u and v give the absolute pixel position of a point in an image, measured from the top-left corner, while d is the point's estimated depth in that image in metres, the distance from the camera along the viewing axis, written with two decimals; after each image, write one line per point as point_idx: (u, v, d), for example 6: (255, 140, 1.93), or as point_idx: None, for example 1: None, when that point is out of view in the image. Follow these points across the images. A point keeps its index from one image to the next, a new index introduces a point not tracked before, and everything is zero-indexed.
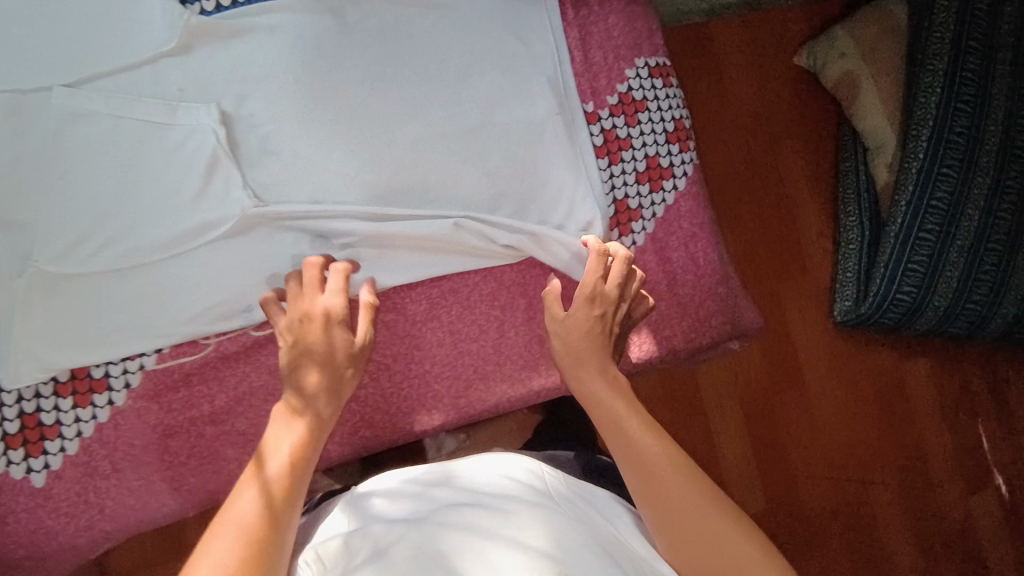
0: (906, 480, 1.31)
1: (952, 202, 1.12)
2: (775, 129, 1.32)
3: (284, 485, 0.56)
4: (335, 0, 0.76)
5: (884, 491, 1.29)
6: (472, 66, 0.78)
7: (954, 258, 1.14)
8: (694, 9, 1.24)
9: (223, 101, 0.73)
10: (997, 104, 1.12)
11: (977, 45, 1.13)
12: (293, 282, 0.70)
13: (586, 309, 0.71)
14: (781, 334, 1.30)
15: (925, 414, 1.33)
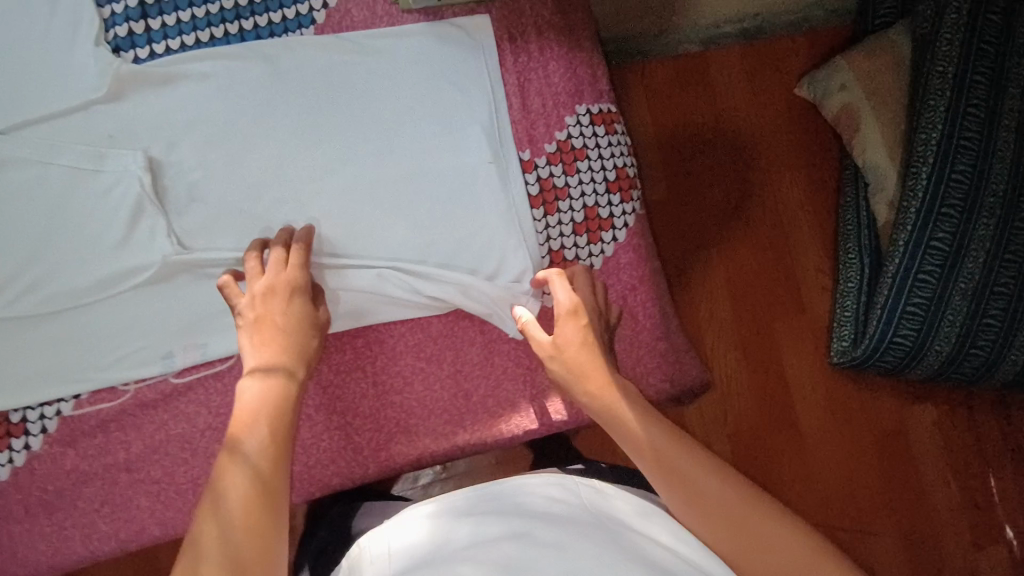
0: (910, 534, 1.18)
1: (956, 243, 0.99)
2: (770, 161, 1.24)
3: (267, 465, 0.54)
4: (270, 47, 0.76)
5: (885, 544, 1.17)
6: (406, 111, 0.77)
7: (958, 302, 1.01)
8: (673, 43, 1.22)
9: (151, 147, 0.72)
10: (1009, 138, 0.98)
11: (985, 74, 0.99)
12: (254, 263, 0.69)
13: (576, 320, 0.67)
14: (773, 376, 1.20)
15: (932, 464, 1.19)
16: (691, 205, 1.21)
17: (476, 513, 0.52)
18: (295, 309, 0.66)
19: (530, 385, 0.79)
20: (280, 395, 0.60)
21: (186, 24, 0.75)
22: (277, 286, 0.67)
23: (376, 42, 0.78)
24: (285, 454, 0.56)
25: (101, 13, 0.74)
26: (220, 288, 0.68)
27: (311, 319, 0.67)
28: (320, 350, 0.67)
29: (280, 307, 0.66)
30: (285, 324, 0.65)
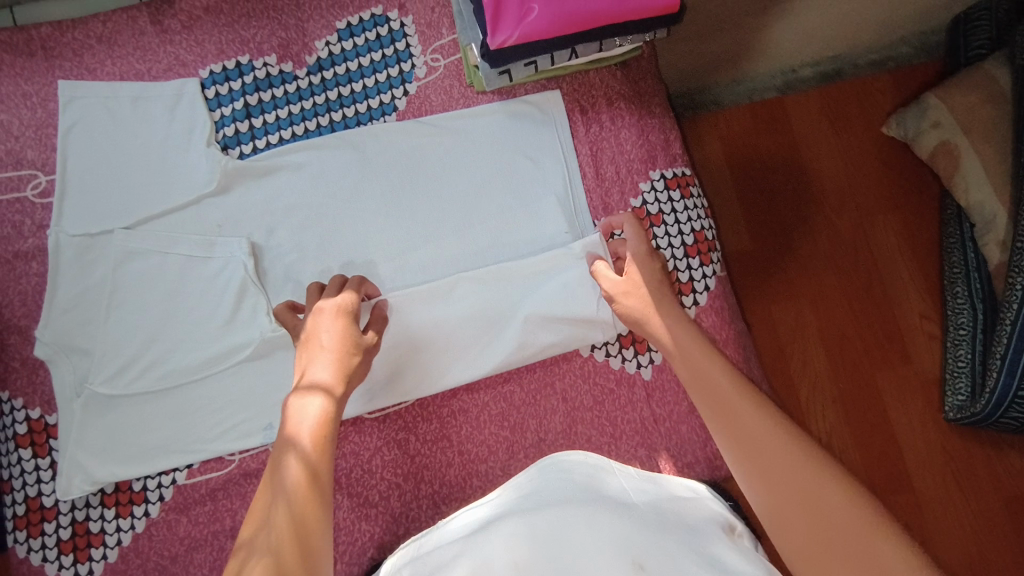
0: None
1: None
2: (863, 203, 1.19)
3: (304, 474, 0.51)
4: (357, 135, 0.82)
5: None
6: (485, 187, 0.81)
7: None
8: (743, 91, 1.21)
9: (255, 234, 0.79)
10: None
11: None
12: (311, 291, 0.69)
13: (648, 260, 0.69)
14: (881, 432, 1.12)
15: None
16: (775, 254, 1.18)
17: (542, 476, 0.60)
18: (338, 332, 0.62)
19: (615, 454, 0.77)
20: (324, 412, 0.56)
21: (283, 120, 0.83)
22: (323, 309, 0.64)
23: (454, 124, 0.83)
24: (325, 474, 0.52)
25: (212, 117, 0.83)
26: (276, 318, 0.69)
27: (354, 339, 0.63)
28: (362, 369, 0.63)
29: (322, 329, 0.62)
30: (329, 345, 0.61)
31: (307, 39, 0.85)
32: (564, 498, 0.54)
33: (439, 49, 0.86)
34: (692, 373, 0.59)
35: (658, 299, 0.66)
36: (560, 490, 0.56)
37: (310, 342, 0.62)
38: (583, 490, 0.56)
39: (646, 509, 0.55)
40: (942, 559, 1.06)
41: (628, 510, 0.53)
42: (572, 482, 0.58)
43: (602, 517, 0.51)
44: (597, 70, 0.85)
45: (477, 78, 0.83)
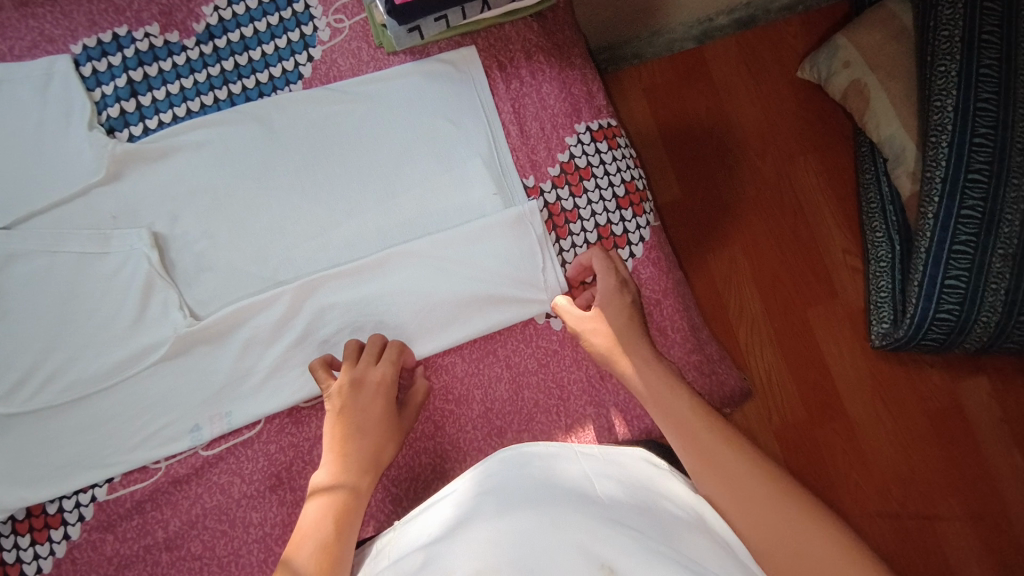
0: (983, 522, 1.10)
1: (985, 209, 0.94)
2: (786, 146, 1.21)
3: None
4: (262, 107, 0.76)
5: (953, 528, 1.09)
6: (405, 154, 0.77)
7: (1000, 268, 0.93)
8: (661, 42, 1.20)
9: (156, 223, 0.73)
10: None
11: (994, 36, 0.95)
12: (349, 353, 0.69)
13: (619, 297, 0.69)
14: (816, 365, 1.15)
15: (993, 440, 1.12)
16: (705, 203, 1.19)
17: (503, 469, 0.57)
18: (377, 413, 0.65)
19: (564, 415, 0.76)
20: (343, 513, 0.57)
21: (175, 96, 0.76)
22: (365, 384, 0.67)
23: (365, 88, 0.78)
24: (341, 566, 0.53)
25: (93, 97, 0.74)
26: (312, 373, 0.69)
27: (392, 425, 0.66)
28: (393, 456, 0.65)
29: (359, 408, 0.65)
30: (365, 428, 0.64)
31: (191, 4, 0.77)
32: (526, 496, 0.52)
33: (342, 9, 0.79)
34: (659, 405, 0.61)
35: (623, 336, 0.66)
36: (523, 486, 0.54)
37: (348, 413, 0.64)
38: (547, 484, 0.54)
39: (606, 500, 0.53)
40: (875, 478, 1.12)
41: (594, 504, 0.52)
42: (531, 477, 0.55)
43: (571, 515, 0.49)
44: (513, 23, 0.81)
45: (386, 38, 0.78)
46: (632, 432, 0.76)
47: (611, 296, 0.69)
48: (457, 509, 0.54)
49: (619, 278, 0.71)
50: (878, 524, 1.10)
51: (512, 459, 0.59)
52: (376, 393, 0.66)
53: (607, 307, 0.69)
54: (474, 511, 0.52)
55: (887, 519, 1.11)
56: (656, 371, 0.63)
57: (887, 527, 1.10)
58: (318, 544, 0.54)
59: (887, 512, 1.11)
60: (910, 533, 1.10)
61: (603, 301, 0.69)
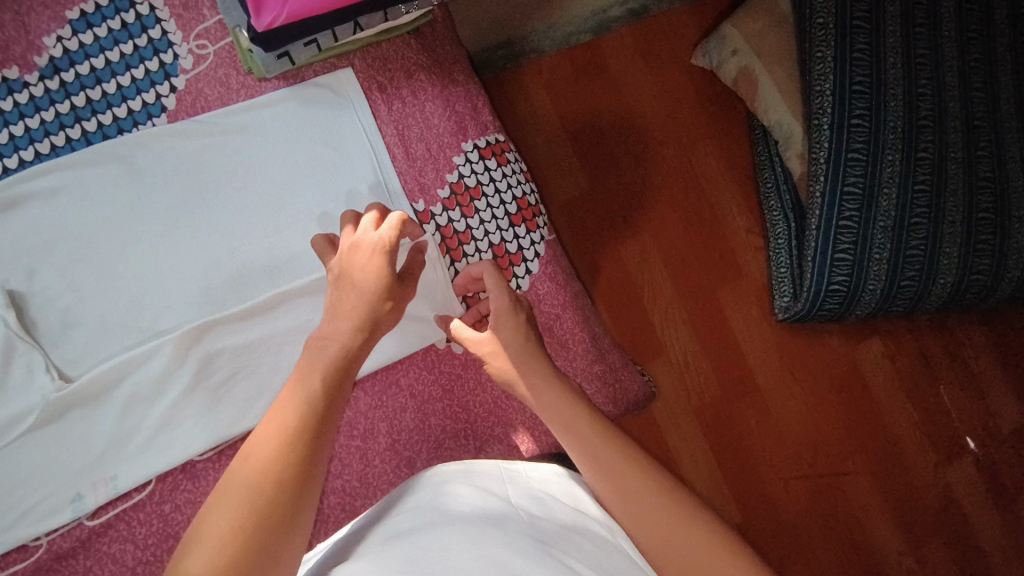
0: (882, 472, 1.19)
1: (866, 186, 1.00)
2: (684, 135, 1.24)
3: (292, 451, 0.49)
4: (122, 146, 0.71)
5: (857, 481, 1.18)
6: (287, 186, 0.74)
7: (881, 239, 1.01)
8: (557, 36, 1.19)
9: (11, 281, 0.67)
10: (897, 75, 1.01)
11: (864, 22, 1.02)
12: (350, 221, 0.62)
13: (512, 318, 0.66)
14: (729, 345, 1.20)
15: (889, 397, 1.21)
16: (612, 196, 1.20)
17: (413, 499, 0.59)
18: (372, 280, 0.57)
19: (472, 439, 0.76)
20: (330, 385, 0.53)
21: (21, 138, 0.69)
22: (363, 246, 0.58)
23: (236, 118, 0.74)
24: (328, 425, 0.52)
25: None
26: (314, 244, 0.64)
27: (390, 289, 0.58)
28: (390, 323, 0.59)
29: (353, 276, 0.58)
30: (360, 292, 0.57)
31: (30, 35, 0.70)
32: (434, 519, 0.53)
33: (205, 34, 0.74)
34: (558, 420, 0.61)
35: (521, 361, 0.64)
36: (436, 506, 0.56)
37: (340, 284, 0.58)
38: (455, 504, 0.56)
39: (513, 514, 0.55)
40: (787, 445, 1.19)
41: (500, 518, 0.53)
42: (437, 502, 0.57)
43: (478, 525, 0.51)
44: (391, 41, 0.78)
45: (254, 63, 0.73)
46: (542, 447, 0.77)
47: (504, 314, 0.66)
48: (366, 539, 0.55)
49: (507, 300, 0.67)
50: (792, 487, 1.17)
51: (424, 488, 0.60)
52: (373, 254, 0.58)
53: (504, 327, 0.66)
54: (383, 537, 0.53)
55: (800, 481, 1.18)
56: (581, 416, 0.61)
57: (800, 489, 1.17)
58: (301, 403, 0.51)
59: (798, 475, 1.18)
60: (821, 492, 1.17)
61: (494, 323, 0.66)
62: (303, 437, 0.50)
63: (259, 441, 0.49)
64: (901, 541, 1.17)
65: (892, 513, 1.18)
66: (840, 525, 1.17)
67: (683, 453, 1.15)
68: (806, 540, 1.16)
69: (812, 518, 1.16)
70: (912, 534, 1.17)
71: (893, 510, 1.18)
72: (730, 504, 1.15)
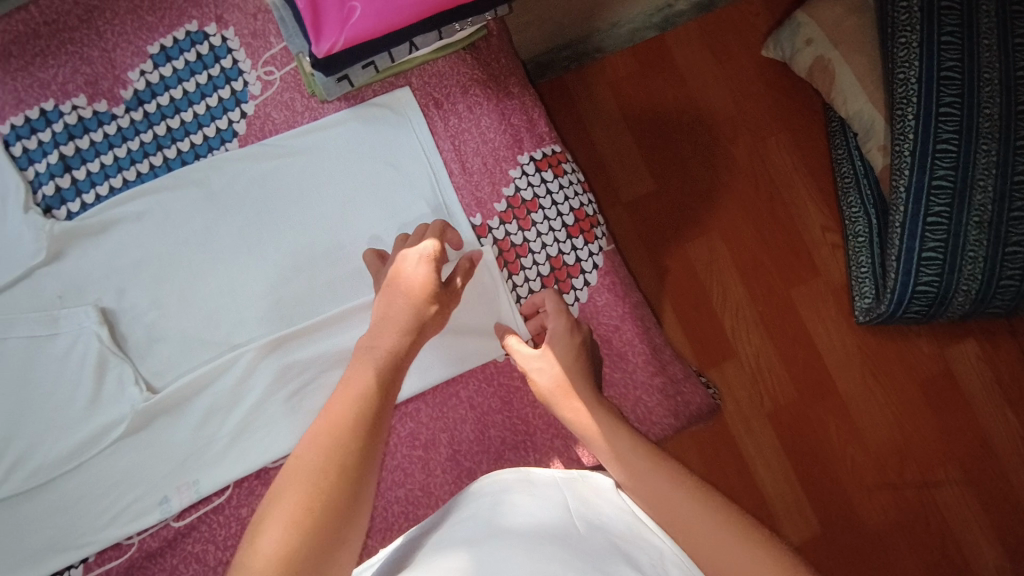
0: (980, 485, 1.10)
1: (959, 178, 0.92)
2: (754, 132, 1.19)
3: (356, 419, 0.52)
4: (199, 170, 0.75)
5: (951, 493, 1.10)
6: (349, 204, 0.76)
7: (976, 236, 0.93)
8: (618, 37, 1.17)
9: (103, 298, 0.72)
10: (991, 58, 0.93)
11: (953, 3, 0.94)
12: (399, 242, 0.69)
13: (566, 338, 0.70)
14: (806, 347, 1.15)
15: (986, 402, 1.12)
16: (678, 197, 1.17)
17: (469, 505, 0.60)
18: (416, 280, 0.62)
19: (532, 451, 0.76)
20: (385, 363, 0.57)
21: (110, 166, 0.75)
22: (407, 256, 0.64)
23: (300, 141, 0.77)
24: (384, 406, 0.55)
25: (26, 176, 0.73)
26: (366, 261, 0.71)
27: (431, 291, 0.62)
28: (434, 324, 0.63)
29: (400, 277, 0.63)
30: (404, 292, 0.62)
31: (117, 71, 0.76)
32: (491, 525, 0.54)
33: (271, 61, 0.78)
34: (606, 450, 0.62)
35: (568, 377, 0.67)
36: (488, 515, 0.56)
37: (390, 292, 0.62)
38: (510, 512, 0.57)
39: (569, 523, 0.55)
40: (870, 452, 1.12)
41: (555, 528, 0.54)
42: (495, 508, 0.58)
43: (530, 540, 0.51)
44: (448, 57, 0.80)
45: (316, 87, 0.76)
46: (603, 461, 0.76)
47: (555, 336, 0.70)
48: (423, 546, 0.57)
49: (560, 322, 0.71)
50: (875, 497, 1.11)
51: (480, 494, 0.62)
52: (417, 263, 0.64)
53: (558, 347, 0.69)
54: (442, 543, 0.55)
55: (886, 491, 1.11)
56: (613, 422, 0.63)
57: (886, 499, 1.11)
58: (359, 391, 0.54)
59: (883, 485, 1.11)
60: (910, 504, 1.10)
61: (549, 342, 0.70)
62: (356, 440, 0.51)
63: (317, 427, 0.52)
64: (1003, 558, 1.08)
65: (992, 528, 1.09)
66: (932, 540, 1.09)
67: (757, 462, 1.11)
68: (894, 554, 1.09)
69: (900, 532, 1.09)
70: (1016, 552, 1.08)
71: (993, 525, 1.09)
72: (809, 516, 1.10)
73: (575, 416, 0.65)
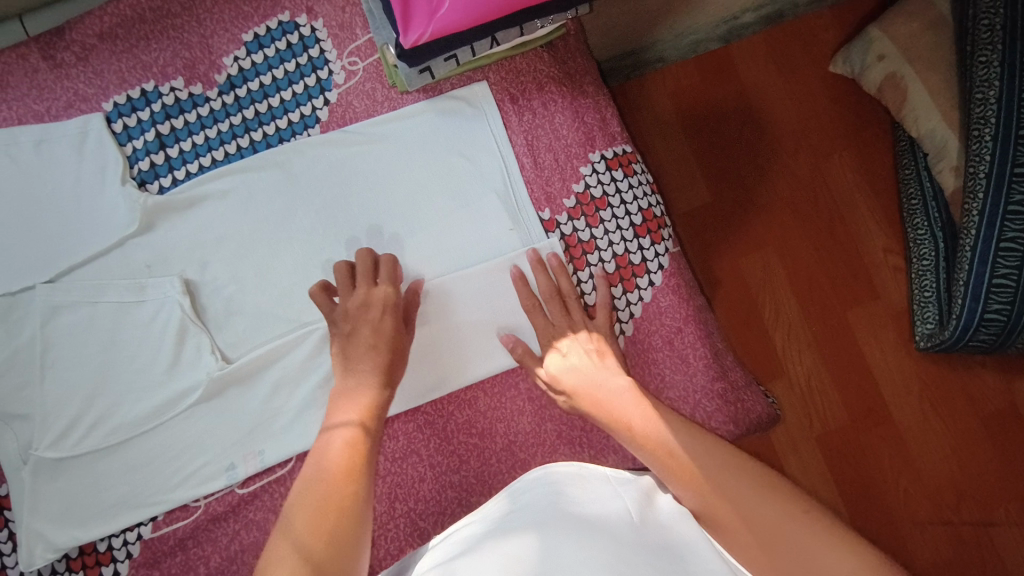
0: None
1: None
2: (819, 146, 1.17)
3: (350, 454, 0.58)
4: (282, 153, 0.78)
5: (1012, 535, 1.04)
6: (424, 191, 0.78)
7: None
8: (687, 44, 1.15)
9: (187, 270, 0.76)
10: None
11: None
12: (347, 277, 0.71)
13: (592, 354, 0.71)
14: (859, 371, 1.12)
15: None
16: (734, 209, 1.15)
17: (524, 493, 0.61)
18: (386, 332, 0.67)
19: (587, 446, 0.76)
20: (370, 405, 0.63)
21: (201, 146, 0.79)
22: (372, 306, 0.68)
23: (380, 129, 0.79)
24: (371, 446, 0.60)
25: (124, 152, 0.78)
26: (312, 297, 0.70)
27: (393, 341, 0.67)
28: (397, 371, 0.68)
29: (367, 330, 0.67)
30: (378, 347, 0.67)
31: (213, 56, 0.80)
32: (549, 516, 0.55)
33: (356, 51, 0.81)
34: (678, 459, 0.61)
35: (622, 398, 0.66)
36: (544, 503, 0.57)
37: (355, 347, 0.67)
38: (567, 504, 0.57)
39: (626, 525, 0.55)
40: (924, 485, 1.08)
41: (613, 529, 0.54)
42: (554, 499, 0.58)
43: (583, 532, 0.52)
44: (524, 55, 0.81)
45: (398, 78, 0.79)
46: None
47: (559, 324, 0.73)
48: (483, 528, 0.58)
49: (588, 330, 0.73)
50: (928, 532, 1.06)
51: (534, 482, 0.62)
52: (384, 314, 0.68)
53: (561, 339, 0.72)
54: (501, 529, 0.56)
55: (940, 525, 1.07)
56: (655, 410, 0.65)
57: (940, 534, 1.06)
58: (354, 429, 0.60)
59: (937, 519, 1.07)
60: (967, 543, 1.05)
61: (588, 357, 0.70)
62: (347, 474, 0.57)
63: (319, 458, 0.58)
64: None
65: None
66: None
67: (802, 485, 1.09)
68: None
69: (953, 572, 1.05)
70: None
71: None
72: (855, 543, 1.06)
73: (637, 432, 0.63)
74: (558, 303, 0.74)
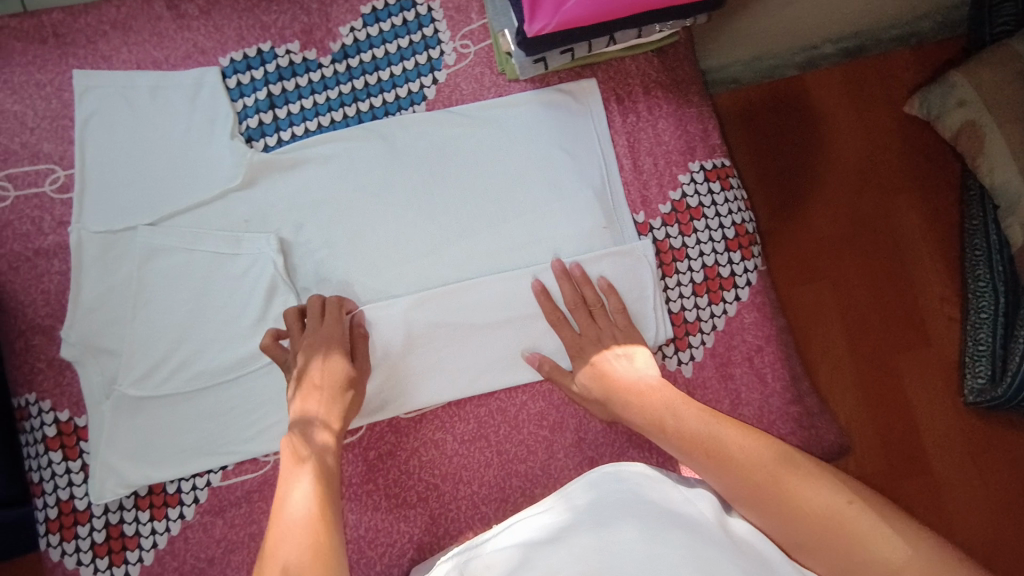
0: None
1: None
2: (888, 185, 1.15)
3: (314, 502, 0.59)
4: (387, 126, 0.79)
5: None
6: (521, 179, 0.78)
7: None
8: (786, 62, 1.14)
9: (281, 230, 0.77)
10: None
11: None
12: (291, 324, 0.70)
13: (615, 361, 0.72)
14: (904, 417, 1.09)
15: None
16: (796, 240, 1.14)
17: (600, 483, 0.61)
18: (338, 374, 0.68)
19: (656, 452, 0.76)
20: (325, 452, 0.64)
21: (309, 110, 0.80)
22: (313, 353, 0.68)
23: (483, 113, 0.80)
24: (332, 492, 0.62)
25: (235, 107, 0.80)
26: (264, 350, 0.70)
27: (344, 375, 0.68)
28: (354, 403, 0.69)
29: (319, 372, 0.67)
30: (329, 393, 0.67)
31: (331, 23, 0.82)
32: (625, 511, 0.55)
33: (469, 35, 0.82)
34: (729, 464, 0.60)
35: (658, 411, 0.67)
36: (628, 502, 0.57)
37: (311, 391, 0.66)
38: (643, 501, 0.57)
39: (705, 526, 0.55)
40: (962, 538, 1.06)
41: (695, 529, 0.54)
42: (631, 494, 0.58)
43: (668, 529, 0.53)
44: (634, 58, 0.82)
45: (509, 66, 0.80)
46: None
47: (586, 334, 0.74)
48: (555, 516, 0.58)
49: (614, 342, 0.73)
50: None
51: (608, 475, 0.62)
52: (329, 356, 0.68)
53: (591, 353, 0.73)
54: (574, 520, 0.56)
55: None
56: (691, 414, 0.65)
57: None
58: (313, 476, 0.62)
59: None
60: None
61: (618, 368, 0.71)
62: (316, 519, 0.57)
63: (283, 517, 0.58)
64: None
65: None
66: None
67: None
68: None
69: None
70: None
71: None
72: None
73: (680, 437, 0.64)
74: (584, 312, 0.74)
